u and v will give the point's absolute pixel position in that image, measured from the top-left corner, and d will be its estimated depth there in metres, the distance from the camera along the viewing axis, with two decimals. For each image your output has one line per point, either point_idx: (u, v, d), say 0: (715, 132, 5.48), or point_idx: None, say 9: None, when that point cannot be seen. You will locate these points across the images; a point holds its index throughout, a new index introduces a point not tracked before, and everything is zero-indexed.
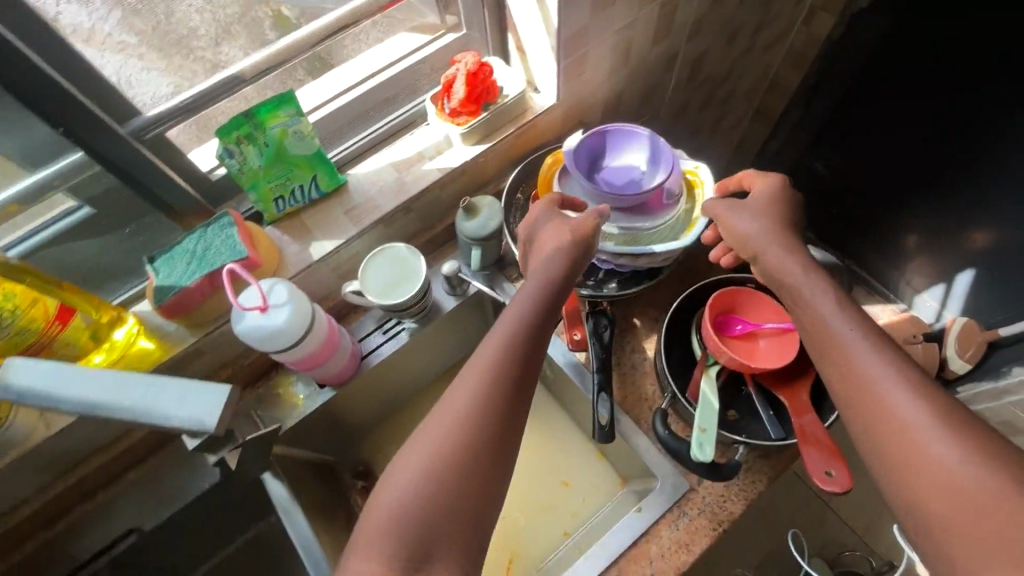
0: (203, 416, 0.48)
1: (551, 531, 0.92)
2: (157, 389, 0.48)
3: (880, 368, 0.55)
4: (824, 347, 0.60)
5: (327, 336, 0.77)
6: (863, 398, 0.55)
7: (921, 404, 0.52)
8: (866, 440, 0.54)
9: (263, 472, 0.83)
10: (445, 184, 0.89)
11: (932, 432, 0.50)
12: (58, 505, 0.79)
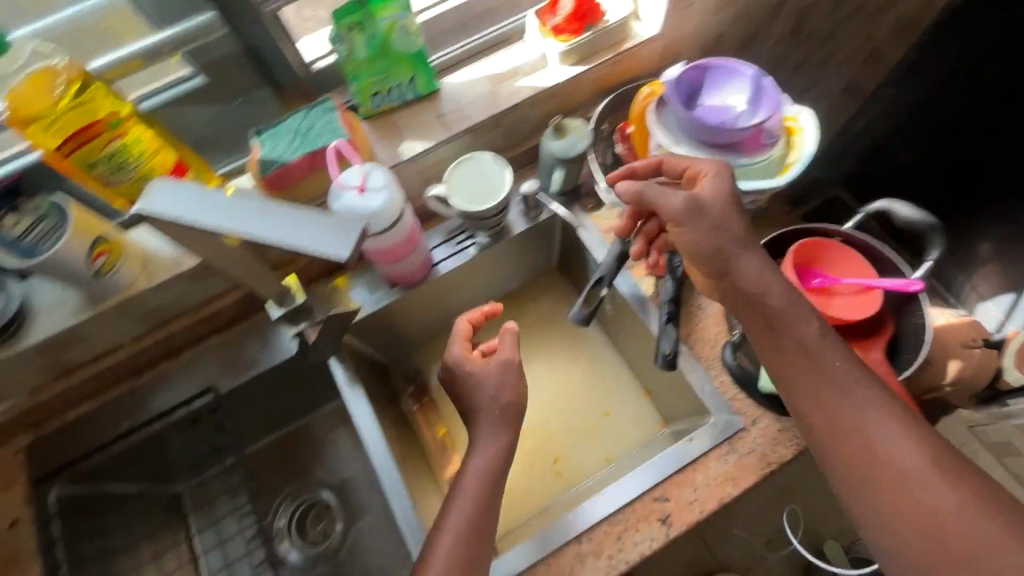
0: (336, 246, 0.47)
1: (588, 455, 0.96)
2: (295, 220, 0.47)
3: (874, 423, 0.60)
4: (809, 404, 0.63)
5: (409, 232, 0.80)
6: (859, 453, 0.59)
7: (909, 452, 0.58)
8: (862, 494, 0.59)
9: (331, 357, 0.88)
10: (536, 104, 0.89)
11: (924, 481, 0.57)
12: (147, 356, 0.86)
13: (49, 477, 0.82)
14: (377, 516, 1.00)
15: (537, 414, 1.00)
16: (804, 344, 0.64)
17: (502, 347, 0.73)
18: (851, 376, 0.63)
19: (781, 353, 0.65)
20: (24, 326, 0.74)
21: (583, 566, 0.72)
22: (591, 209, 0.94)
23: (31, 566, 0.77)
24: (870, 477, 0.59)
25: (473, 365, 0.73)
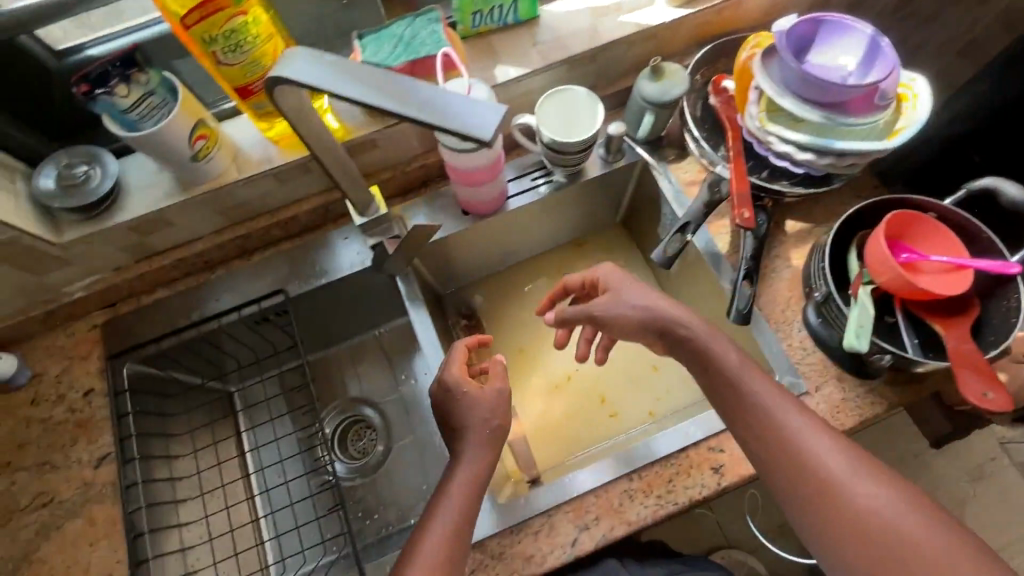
0: (479, 124, 0.43)
1: (634, 405, 0.96)
2: (441, 99, 0.45)
3: (803, 432, 0.61)
4: (739, 418, 0.65)
5: (493, 158, 0.78)
6: (789, 462, 0.60)
7: (838, 457, 0.59)
8: (796, 500, 0.60)
9: (396, 275, 0.89)
10: (634, 44, 0.86)
11: (853, 486, 0.57)
12: (222, 252, 0.89)
13: (121, 353, 0.83)
14: (417, 439, 1.02)
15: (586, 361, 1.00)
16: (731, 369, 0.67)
17: (495, 376, 0.74)
18: (776, 399, 0.64)
19: (716, 387, 0.67)
20: (117, 203, 0.77)
21: (631, 502, 0.74)
22: (673, 161, 0.92)
23: (106, 432, 0.81)
24: (798, 485, 0.59)
25: (471, 388, 0.72)
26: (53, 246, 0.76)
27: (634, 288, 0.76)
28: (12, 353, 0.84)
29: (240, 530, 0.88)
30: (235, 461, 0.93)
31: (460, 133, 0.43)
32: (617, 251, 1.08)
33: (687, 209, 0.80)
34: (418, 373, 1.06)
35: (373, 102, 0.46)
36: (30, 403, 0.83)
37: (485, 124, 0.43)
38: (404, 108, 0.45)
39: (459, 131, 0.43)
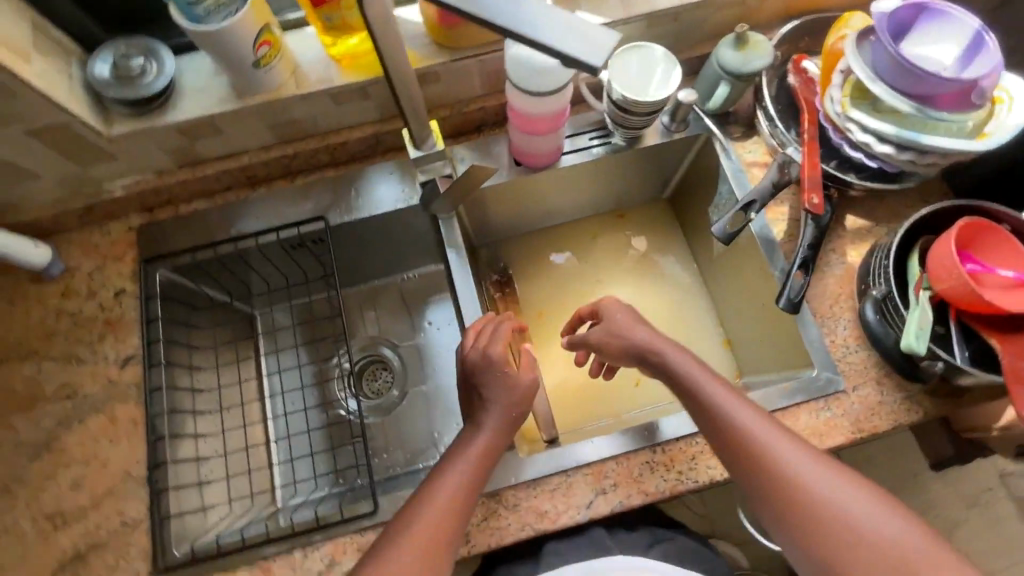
0: (589, 49, 0.41)
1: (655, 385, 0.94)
2: (550, 19, 0.42)
3: (770, 437, 0.63)
4: (710, 425, 0.66)
5: (561, 107, 0.75)
6: (758, 466, 0.62)
7: (803, 460, 0.62)
8: (764, 502, 0.62)
9: (441, 217, 0.86)
10: (720, 8, 0.82)
11: (817, 487, 0.60)
12: (267, 170, 0.87)
13: (154, 258, 0.82)
14: (437, 386, 0.98)
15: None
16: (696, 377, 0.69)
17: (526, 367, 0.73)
18: (741, 404, 0.66)
19: (685, 397, 0.69)
20: (170, 102, 0.76)
21: (651, 474, 0.74)
22: (738, 139, 0.89)
23: (135, 334, 0.81)
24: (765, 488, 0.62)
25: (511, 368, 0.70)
26: (103, 137, 0.74)
27: (628, 322, 0.76)
28: (47, 242, 0.84)
29: (254, 449, 0.88)
30: (253, 382, 0.92)
31: (568, 56, 0.41)
32: (662, 226, 1.04)
33: (756, 187, 0.76)
34: (441, 322, 1.02)
35: (473, 11, 0.42)
36: (61, 295, 0.83)
37: (594, 51, 0.41)
38: (509, 22, 0.42)
39: (568, 54, 0.41)
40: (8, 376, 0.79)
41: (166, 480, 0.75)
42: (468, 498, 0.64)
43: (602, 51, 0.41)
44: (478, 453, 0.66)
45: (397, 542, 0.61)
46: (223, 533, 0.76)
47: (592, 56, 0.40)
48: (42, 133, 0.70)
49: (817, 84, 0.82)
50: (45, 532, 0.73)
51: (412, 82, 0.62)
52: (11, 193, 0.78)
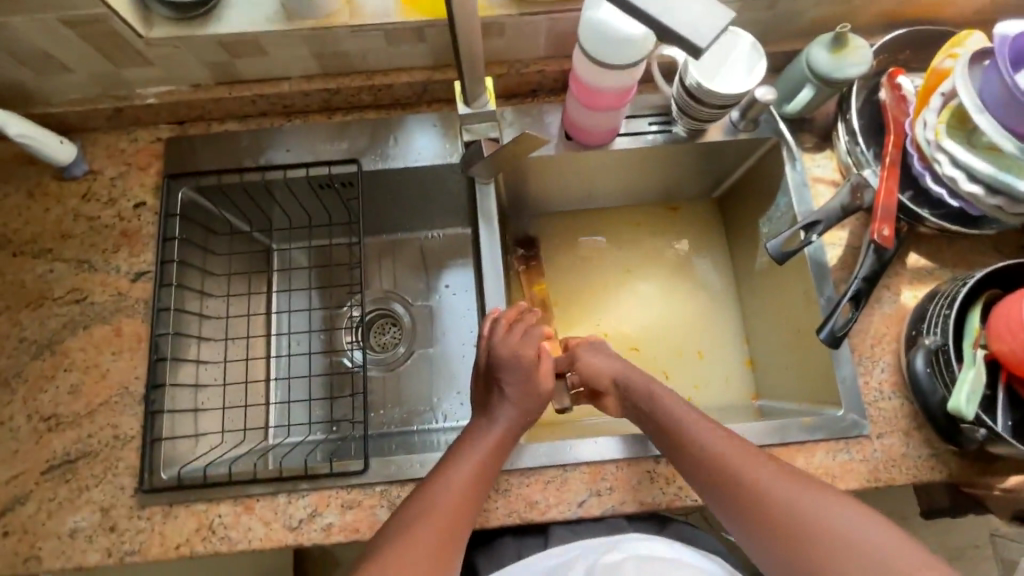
0: (697, 24, 0.36)
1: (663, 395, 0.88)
2: None
3: (693, 425, 0.66)
4: (655, 428, 0.69)
5: (630, 84, 0.69)
6: (682, 450, 0.66)
7: (723, 444, 0.64)
8: (697, 484, 0.64)
9: (479, 182, 0.82)
10: (822, 2, 0.75)
11: (739, 468, 0.62)
12: (307, 101, 0.82)
13: (178, 175, 0.79)
14: (444, 351, 0.95)
15: (634, 329, 0.92)
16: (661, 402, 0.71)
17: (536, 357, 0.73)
18: (707, 428, 0.66)
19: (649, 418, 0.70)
20: (215, 13, 0.71)
21: (649, 484, 0.71)
22: (807, 150, 0.82)
23: (150, 250, 0.79)
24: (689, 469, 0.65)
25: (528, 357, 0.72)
26: (142, 38, 0.70)
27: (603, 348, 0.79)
28: (73, 140, 0.81)
29: (253, 385, 0.87)
30: (262, 317, 0.91)
31: (670, 30, 0.36)
32: (706, 229, 0.98)
33: (823, 208, 0.71)
34: (458, 287, 0.99)
35: None
36: (81, 197, 0.81)
37: (702, 27, 0.36)
38: None
39: (670, 28, 0.36)
40: (19, 270, 0.78)
41: (162, 403, 0.74)
42: (471, 497, 0.64)
43: (707, 31, 0.36)
44: (492, 443, 0.68)
45: (399, 536, 0.60)
46: (210, 464, 0.76)
47: (700, 33, 0.36)
48: (78, 25, 0.66)
49: (910, 103, 0.75)
50: (38, 432, 0.72)
51: (477, 31, 0.57)
52: (42, 82, 0.75)
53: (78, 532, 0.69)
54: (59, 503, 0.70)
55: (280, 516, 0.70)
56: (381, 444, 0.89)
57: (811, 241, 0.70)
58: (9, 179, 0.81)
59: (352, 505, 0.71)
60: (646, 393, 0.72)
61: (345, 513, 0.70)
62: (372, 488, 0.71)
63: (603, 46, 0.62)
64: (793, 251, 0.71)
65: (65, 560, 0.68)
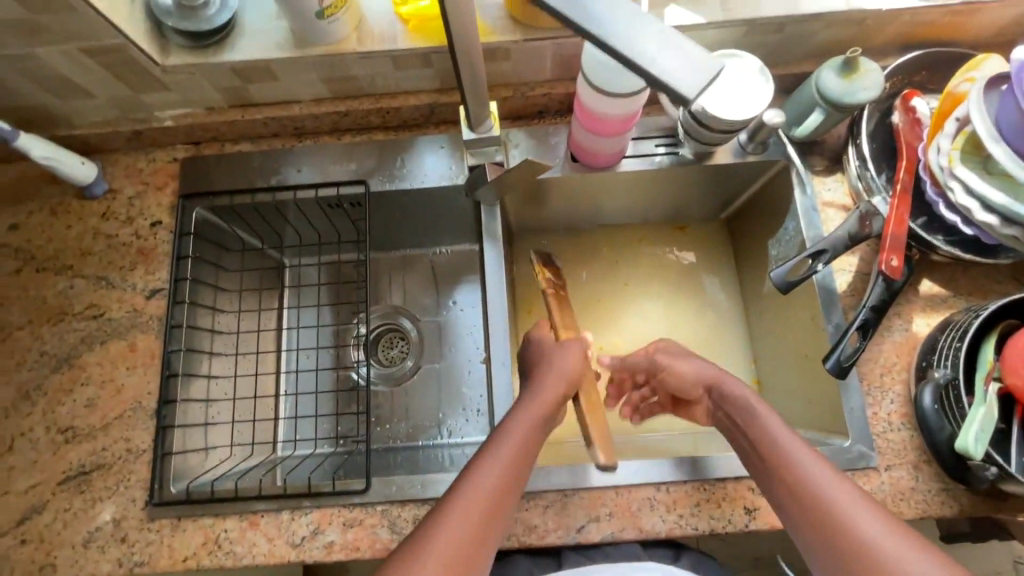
0: (685, 75, 0.37)
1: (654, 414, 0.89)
2: (648, 34, 0.39)
3: (790, 443, 0.60)
4: (743, 436, 0.65)
5: (632, 112, 0.69)
6: (771, 468, 0.60)
7: (824, 471, 0.57)
8: (777, 500, 0.59)
9: (486, 203, 0.82)
10: (832, 24, 0.74)
11: (836, 501, 0.55)
12: (318, 123, 0.84)
13: (193, 195, 0.81)
14: (451, 367, 0.96)
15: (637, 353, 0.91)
16: (752, 410, 0.66)
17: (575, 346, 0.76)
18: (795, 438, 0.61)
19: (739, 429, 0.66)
20: (228, 40, 0.74)
21: (650, 511, 0.71)
22: (818, 173, 0.81)
23: (164, 268, 0.81)
24: (777, 495, 0.59)
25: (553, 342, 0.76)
26: (159, 66, 0.72)
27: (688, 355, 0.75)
28: (95, 161, 0.84)
29: (263, 399, 0.89)
30: (272, 333, 0.92)
31: (659, 79, 0.38)
32: (714, 248, 0.97)
33: (829, 236, 0.70)
34: (466, 304, 0.99)
35: (570, 14, 0.39)
36: (101, 215, 0.83)
37: (690, 77, 0.37)
38: (605, 34, 0.39)
39: (659, 77, 0.38)
40: (41, 286, 0.81)
41: (173, 418, 0.76)
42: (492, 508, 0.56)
43: (698, 79, 0.37)
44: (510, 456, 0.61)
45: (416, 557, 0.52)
46: (217, 478, 0.78)
47: (687, 83, 0.37)
48: (98, 54, 0.69)
49: (924, 127, 0.73)
50: (56, 444, 0.75)
51: (478, 62, 0.58)
52: (66, 107, 0.78)
53: (91, 542, 0.72)
54: (74, 513, 0.73)
55: (284, 532, 0.71)
56: (385, 460, 0.90)
57: (817, 269, 0.70)
58: (33, 198, 0.84)
59: (353, 524, 0.72)
60: (743, 406, 0.67)
61: (346, 532, 0.71)
62: (373, 508, 0.72)
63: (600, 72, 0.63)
64: (798, 279, 0.70)
65: (78, 569, 0.70)
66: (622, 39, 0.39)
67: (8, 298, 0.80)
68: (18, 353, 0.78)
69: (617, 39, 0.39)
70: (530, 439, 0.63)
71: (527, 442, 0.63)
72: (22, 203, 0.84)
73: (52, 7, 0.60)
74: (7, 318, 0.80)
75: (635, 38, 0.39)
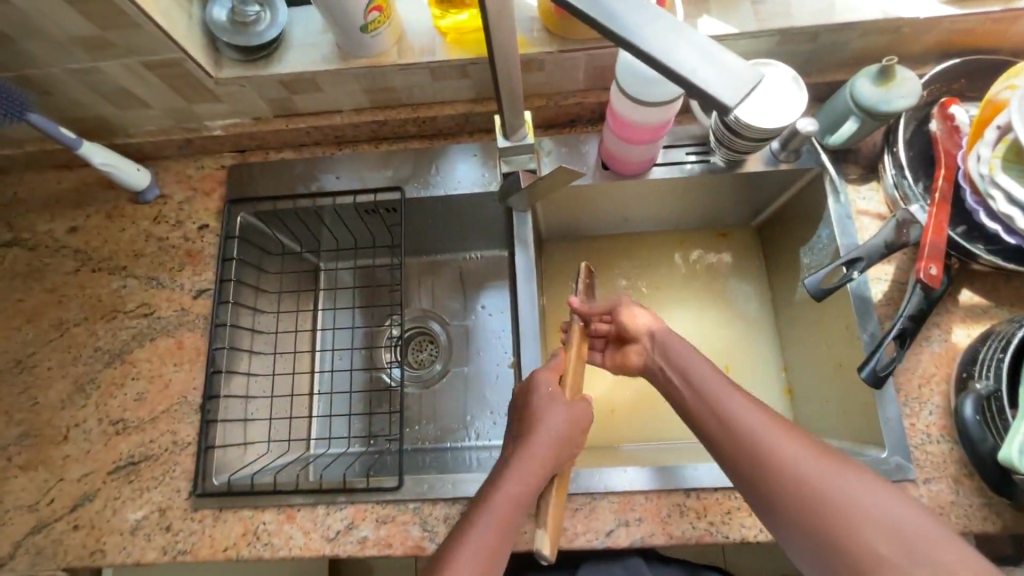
0: (722, 85, 0.39)
1: (684, 421, 0.89)
2: (685, 44, 0.40)
3: (732, 402, 0.58)
4: (678, 391, 0.63)
5: (663, 122, 0.70)
6: (720, 430, 0.58)
7: (753, 413, 0.57)
8: (727, 459, 0.57)
9: (518, 210, 0.84)
10: (868, 33, 0.74)
11: (769, 440, 0.55)
12: (357, 132, 0.87)
13: (238, 201, 0.85)
14: (478, 371, 0.98)
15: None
16: (685, 367, 0.64)
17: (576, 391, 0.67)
18: (728, 390, 0.60)
19: (671, 386, 0.65)
20: (277, 54, 0.78)
21: (679, 517, 0.71)
22: (851, 181, 0.81)
23: (211, 269, 0.85)
24: (717, 443, 0.58)
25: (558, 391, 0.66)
26: (212, 78, 0.76)
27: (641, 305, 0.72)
28: (149, 168, 0.89)
29: (298, 398, 0.91)
30: (308, 334, 0.96)
31: (697, 86, 0.39)
32: (744, 255, 0.96)
33: (865, 244, 0.70)
34: (494, 308, 1.01)
35: (608, 25, 0.40)
36: (153, 219, 0.88)
37: (727, 87, 0.39)
38: (642, 43, 0.40)
39: (697, 84, 0.39)
40: (97, 285, 0.85)
41: (216, 413, 0.80)
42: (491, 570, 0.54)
43: (736, 88, 0.39)
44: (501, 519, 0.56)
45: None
46: (256, 472, 0.81)
47: (724, 93, 0.39)
48: (158, 67, 0.73)
49: (963, 136, 0.72)
50: (107, 435, 0.79)
51: (515, 75, 0.60)
52: (125, 117, 0.83)
53: (138, 530, 0.75)
54: (123, 501, 0.76)
55: (319, 526, 0.74)
56: (414, 461, 0.91)
57: (851, 277, 0.69)
58: (92, 202, 0.89)
59: (386, 520, 0.74)
60: (680, 353, 0.65)
61: (379, 528, 0.73)
62: (405, 505, 0.74)
63: (626, 76, 0.64)
64: (831, 287, 0.70)
65: (126, 554, 0.74)
66: (660, 48, 0.40)
67: (67, 296, 0.85)
68: (75, 348, 0.83)
69: (655, 48, 0.40)
70: (512, 514, 0.57)
71: (506, 519, 0.56)
72: (81, 207, 0.89)
73: (121, 24, 0.65)
74: (65, 315, 0.84)
75: (673, 47, 0.40)
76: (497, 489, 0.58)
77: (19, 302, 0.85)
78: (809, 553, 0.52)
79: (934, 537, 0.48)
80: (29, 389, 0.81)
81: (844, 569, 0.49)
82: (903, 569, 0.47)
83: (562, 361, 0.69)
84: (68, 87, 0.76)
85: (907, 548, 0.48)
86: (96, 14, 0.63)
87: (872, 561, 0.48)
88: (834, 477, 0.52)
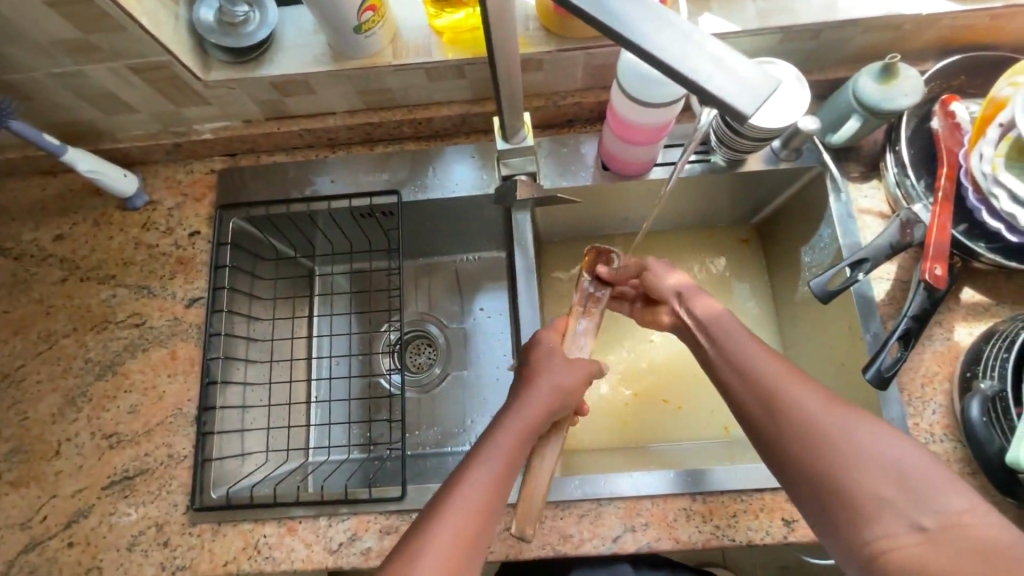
0: (737, 92, 0.38)
1: (684, 423, 0.88)
2: (696, 49, 0.39)
3: (753, 350, 0.59)
4: (701, 345, 0.64)
5: (661, 124, 0.69)
6: (740, 385, 0.58)
7: (767, 363, 0.58)
8: (743, 413, 0.58)
9: (519, 210, 0.83)
10: (869, 30, 0.73)
11: (785, 388, 0.56)
12: (350, 133, 0.85)
13: (230, 206, 0.83)
14: (477, 374, 0.96)
15: (653, 364, 0.92)
16: (721, 321, 0.62)
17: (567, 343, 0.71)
18: (757, 344, 0.60)
19: (695, 339, 0.65)
20: (268, 55, 0.76)
21: (685, 521, 0.70)
22: (852, 179, 0.81)
23: (203, 277, 0.83)
24: (729, 388, 0.59)
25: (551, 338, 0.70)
26: (200, 81, 0.74)
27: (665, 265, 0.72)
28: (136, 173, 0.86)
29: (295, 405, 0.90)
30: (304, 340, 0.93)
31: (710, 92, 0.38)
32: (744, 254, 0.96)
33: (870, 245, 0.70)
34: (492, 310, 0.99)
35: (616, 29, 0.39)
36: (142, 226, 0.86)
37: (741, 93, 0.38)
38: (652, 48, 0.39)
39: (710, 90, 0.38)
40: (86, 295, 0.83)
41: (213, 424, 0.78)
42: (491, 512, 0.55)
43: (752, 94, 0.38)
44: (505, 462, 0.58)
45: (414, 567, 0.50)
46: (256, 483, 0.80)
47: (738, 98, 0.38)
48: (143, 70, 0.71)
49: (965, 132, 0.72)
50: (100, 449, 0.77)
51: (515, 73, 0.58)
52: (110, 122, 0.81)
53: (135, 546, 0.73)
54: (119, 517, 0.75)
55: (321, 538, 0.73)
56: (415, 466, 0.89)
57: (857, 279, 0.69)
58: (78, 209, 0.87)
59: (389, 531, 0.72)
60: (709, 310, 0.64)
61: (382, 539, 0.72)
62: (409, 515, 0.73)
63: (625, 72, 0.63)
64: (837, 289, 0.70)
65: (123, 572, 0.72)
66: (673, 52, 0.39)
67: (55, 307, 0.83)
68: (64, 360, 0.81)
69: (666, 53, 0.39)
70: (507, 466, 0.58)
71: (508, 461, 0.58)
72: (67, 215, 0.87)
73: (102, 26, 0.63)
74: (53, 327, 0.82)
75: (685, 52, 0.39)
76: (492, 440, 0.59)
77: (5, 314, 0.83)
78: (807, 493, 0.53)
79: (941, 485, 0.49)
80: (18, 404, 0.79)
81: (844, 513, 0.50)
82: (905, 513, 0.48)
83: (562, 324, 0.73)
84: (49, 92, 0.73)
85: (910, 491, 0.49)
86: (75, 15, 0.61)
87: (869, 502, 0.49)
88: (842, 426, 0.52)
